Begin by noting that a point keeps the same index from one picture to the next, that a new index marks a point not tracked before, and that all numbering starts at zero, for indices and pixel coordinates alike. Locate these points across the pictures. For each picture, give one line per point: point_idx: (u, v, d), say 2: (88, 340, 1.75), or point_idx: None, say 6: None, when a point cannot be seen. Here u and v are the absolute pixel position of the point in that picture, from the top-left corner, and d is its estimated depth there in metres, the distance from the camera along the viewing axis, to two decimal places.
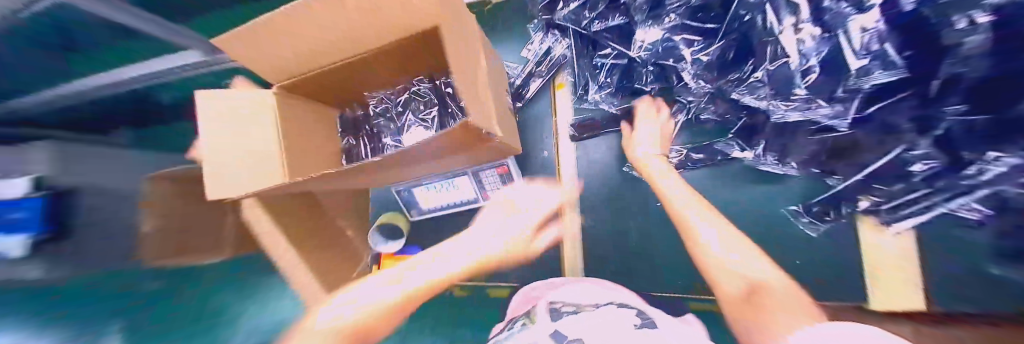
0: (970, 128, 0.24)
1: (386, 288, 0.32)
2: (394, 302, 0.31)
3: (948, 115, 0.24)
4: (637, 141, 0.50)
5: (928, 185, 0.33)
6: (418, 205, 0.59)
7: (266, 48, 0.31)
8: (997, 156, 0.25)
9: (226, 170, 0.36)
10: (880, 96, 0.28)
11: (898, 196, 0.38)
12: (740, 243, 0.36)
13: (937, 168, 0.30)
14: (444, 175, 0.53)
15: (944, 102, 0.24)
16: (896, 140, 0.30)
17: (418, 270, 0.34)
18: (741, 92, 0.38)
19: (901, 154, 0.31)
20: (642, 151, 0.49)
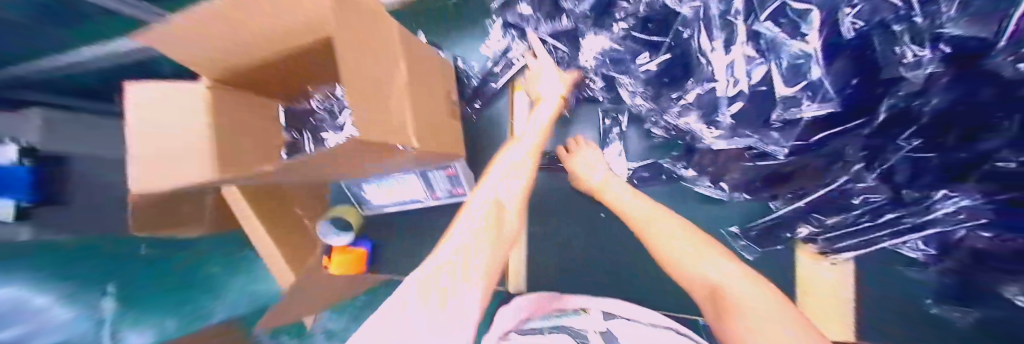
0: (920, 165, 0.22)
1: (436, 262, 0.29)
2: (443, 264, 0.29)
3: (903, 152, 0.22)
4: (585, 160, 0.53)
5: (871, 218, 0.33)
6: (370, 200, 0.60)
7: (175, 45, 0.31)
8: (946, 194, 0.23)
9: (164, 164, 0.38)
10: (830, 130, 0.25)
11: (841, 226, 0.36)
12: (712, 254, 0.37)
13: (880, 200, 0.30)
14: (393, 172, 0.54)
15: (898, 133, 0.21)
16: (838, 170, 0.29)
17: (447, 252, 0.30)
18: (676, 113, 0.38)
19: (850, 188, 0.31)
20: (595, 175, 0.51)
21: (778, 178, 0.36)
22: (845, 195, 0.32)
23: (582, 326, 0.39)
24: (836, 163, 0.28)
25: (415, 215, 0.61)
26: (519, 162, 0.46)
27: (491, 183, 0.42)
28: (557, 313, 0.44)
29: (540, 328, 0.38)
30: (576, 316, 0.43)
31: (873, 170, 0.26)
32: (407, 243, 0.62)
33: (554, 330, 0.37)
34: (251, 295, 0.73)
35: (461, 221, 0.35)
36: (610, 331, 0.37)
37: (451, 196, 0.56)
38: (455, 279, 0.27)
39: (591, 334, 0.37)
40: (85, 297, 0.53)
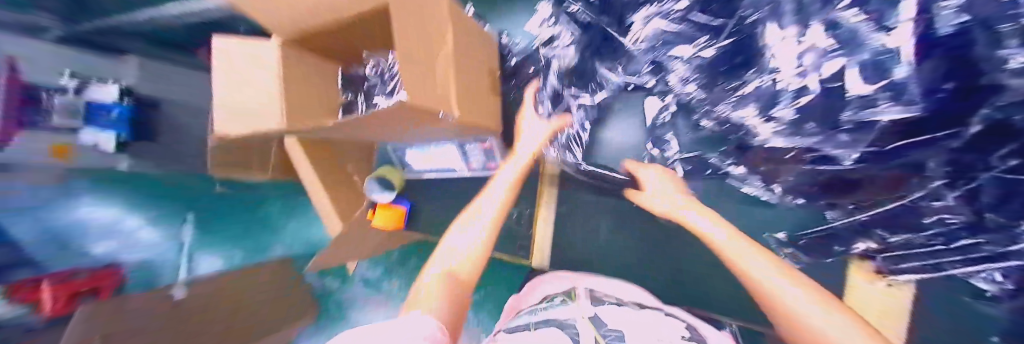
0: (1015, 189, 0.20)
1: (456, 240, 0.49)
2: (458, 259, 0.46)
3: (991, 172, 0.20)
4: (658, 190, 0.53)
5: (947, 241, 0.29)
6: (412, 165, 0.65)
7: (263, 8, 0.39)
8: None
9: (241, 105, 0.48)
10: (899, 144, 0.23)
11: (907, 239, 0.32)
12: (809, 296, 0.35)
13: (960, 223, 0.26)
14: (435, 139, 0.57)
15: (992, 150, 0.18)
16: (915, 185, 0.26)
17: (461, 233, 0.50)
18: (723, 105, 0.35)
19: (931, 203, 0.27)
20: (692, 214, 0.51)
21: (841, 188, 0.32)
22: (917, 211, 0.29)
23: (567, 316, 0.40)
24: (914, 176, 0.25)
25: (450, 182, 0.65)
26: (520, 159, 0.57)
27: (477, 229, 0.50)
28: (546, 306, 0.46)
29: (527, 323, 0.41)
30: (564, 306, 0.44)
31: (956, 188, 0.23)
32: (439, 207, 0.67)
33: (542, 325, 0.38)
34: (303, 240, 0.99)
35: (462, 232, 0.50)
36: (598, 316, 0.39)
37: (483, 169, 0.58)
38: (428, 293, 0.39)
39: (579, 322, 0.38)
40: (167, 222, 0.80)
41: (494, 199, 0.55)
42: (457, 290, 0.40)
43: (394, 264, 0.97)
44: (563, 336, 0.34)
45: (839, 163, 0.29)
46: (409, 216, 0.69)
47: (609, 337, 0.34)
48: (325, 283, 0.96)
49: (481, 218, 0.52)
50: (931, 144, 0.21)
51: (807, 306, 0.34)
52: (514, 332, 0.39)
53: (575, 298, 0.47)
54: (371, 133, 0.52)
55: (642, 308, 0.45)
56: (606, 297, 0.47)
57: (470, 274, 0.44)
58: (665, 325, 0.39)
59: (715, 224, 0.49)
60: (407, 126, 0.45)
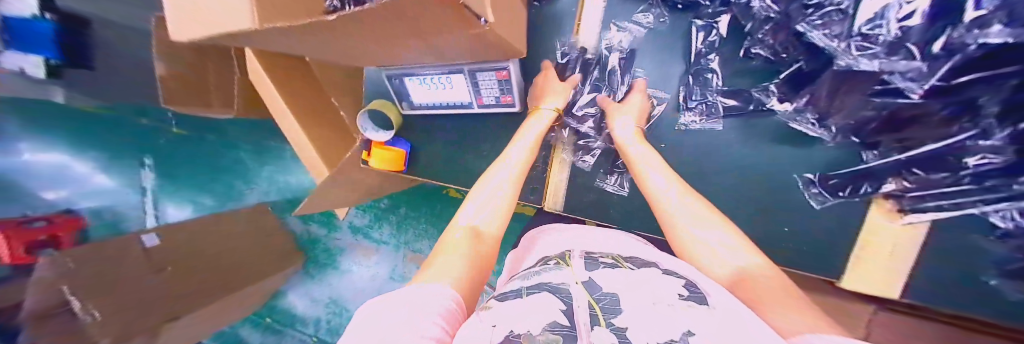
0: None
1: (473, 207, 0.38)
2: (477, 224, 0.36)
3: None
4: (623, 110, 0.46)
5: (977, 185, 0.30)
6: (410, 96, 0.56)
7: None
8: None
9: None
10: (981, 76, 0.22)
11: (930, 187, 0.33)
12: (686, 196, 0.37)
13: (996, 163, 0.27)
14: (441, 66, 0.49)
15: None
16: (966, 122, 0.26)
17: (475, 198, 0.39)
18: (808, 24, 0.31)
19: (979, 142, 0.26)
20: (623, 133, 0.44)
21: (896, 124, 0.31)
22: (950, 152, 0.29)
23: (558, 280, 0.27)
24: (968, 115, 0.26)
25: (454, 120, 0.58)
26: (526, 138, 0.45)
27: (495, 186, 0.40)
28: (535, 271, 0.32)
29: (518, 290, 0.27)
30: (556, 270, 0.30)
31: (1007, 127, 0.24)
32: (442, 148, 0.61)
33: (533, 290, 0.25)
34: (277, 186, 0.99)
35: (481, 190, 0.40)
36: (594, 280, 0.26)
37: (498, 105, 0.52)
38: (452, 244, 0.32)
39: (573, 288, 0.25)
40: (120, 167, 0.83)
41: (510, 164, 0.43)
42: (477, 262, 0.30)
43: (384, 211, 1.01)
44: (555, 301, 0.22)
45: (905, 98, 0.28)
46: (409, 159, 0.62)
47: (606, 303, 0.22)
48: (308, 228, 1.04)
49: (496, 180, 0.41)
50: (997, 80, 0.22)
51: (678, 202, 0.36)
52: (504, 301, 0.24)
53: (570, 261, 0.32)
54: (388, 56, 0.43)
55: (637, 267, 0.30)
56: (603, 256, 0.33)
57: (494, 236, 0.36)
58: (661, 280, 0.26)
59: (636, 141, 0.44)
60: (429, 39, 0.35)
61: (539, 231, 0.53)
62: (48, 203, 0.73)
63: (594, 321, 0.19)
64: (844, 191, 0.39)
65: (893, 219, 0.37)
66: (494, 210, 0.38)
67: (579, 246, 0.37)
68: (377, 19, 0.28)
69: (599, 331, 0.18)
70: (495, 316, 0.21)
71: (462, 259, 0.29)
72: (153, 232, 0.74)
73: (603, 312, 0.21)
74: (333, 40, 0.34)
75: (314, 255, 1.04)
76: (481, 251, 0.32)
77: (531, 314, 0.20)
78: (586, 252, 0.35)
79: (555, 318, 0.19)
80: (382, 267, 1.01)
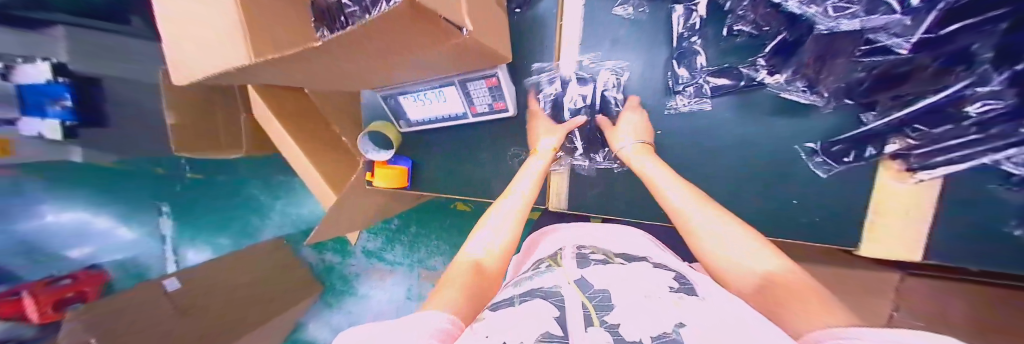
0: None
1: (484, 234, 0.41)
2: (487, 250, 0.38)
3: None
4: (620, 132, 0.48)
5: (982, 134, 0.28)
6: (406, 114, 0.58)
7: None
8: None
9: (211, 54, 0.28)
10: (962, 26, 0.22)
11: (934, 142, 0.32)
12: (707, 210, 0.37)
13: (1000, 109, 0.25)
14: (432, 81, 0.50)
15: None
16: (962, 71, 0.25)
17: (486, 225, 0.42)
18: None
19: (971, 93, 0.25)
20: (626, 149, 0.47)
21: (889, 81, 0.30)
22: (953, 102, 0.27)
23: (550, 284, 0.30)
24: (963, 64, 0.25)
25: (452, 132, 0.59)
26: (535, 168, 0.49)
27: (510, 206, 0.44)
28: (529, 276, 0.35)
29: (511, 298, 0.29)
30: (549, 273, 0.33)
31: (1002, 72, 0.23)
32: (442, 161, 0.62)
33: (526, 298, 0.28)
34: (291, 218, 1.01)
35: (493, 216, 0.43)
36: (585, 278, 0.30)
37: (492, 111, 0.54)
38: (455, 277, 0.33)
39: (565, 290, 0.29)
40: (138, 219, 0.82)
41: (522, 195, 0.46)
42: (479, 287, 0.32)
43: (395, 233, 1.02)
44: (549, 307, 0.25)
45: (891, 54, 0.28)
46: (412, 175, 0.64)
47: (598, 301, 0.26)
48: (322, 258, 1.04)
49: (506, 210, 0.44)
50: (984, 25, 0.21)
51: (696, 213, 0.36)
52: (495, 311, 0.27)
53: (560, 262, 0.36)
54: (385, 77, 0.45)
55: (627, 262, 0.34)
56: (593, 254, 0.37)
57: (497, 268, 0.37)
58: (649, 273, 0.31)
59: (672, 184, 0.41)
60: (411, 55, 0.37)
61: (547, 228, 0.55)
62: (72, 260, 0.73)
63: (589, 322, 0.23)
64: (849, 156, 0.40)
65: (904, 179, 0.38)
66: (505, 239, 0.40)
67: (571, 244, 0.41)
68: (361, 35, 0.29)
69: (593, 332, 0.21)
70: (488, 327, 0.23)
71: (465, 283, 0.32)
72: (173, 276, 0.77)
73: (596, 311, 0.24)
74: (328, 67, 0.36)
75: (331, 284, 1.03)
76: (484, 278, 0.34)
77: (528, 320, 0.23)
78: (576, 250, 0.39)
79: (549, 329, 0.22)
80: (396, 287, 1.01)
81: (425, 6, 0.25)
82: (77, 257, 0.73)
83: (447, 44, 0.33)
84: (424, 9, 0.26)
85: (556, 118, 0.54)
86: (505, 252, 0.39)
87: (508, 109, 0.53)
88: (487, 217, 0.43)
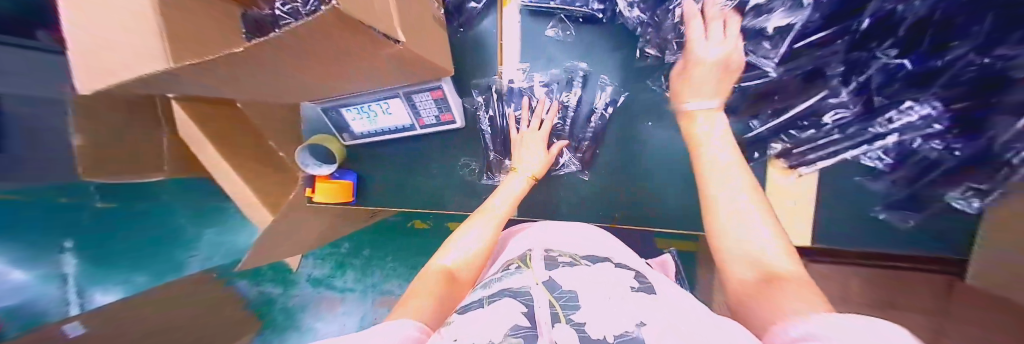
0: (892, 74, 0.29)
1: (460, 242, 0.40)
2: (458, 257, 0.38)
3: (879, 61, 0.29)
4: (689, 86, 0.41)
5: (845, 134, 0.37)
6: (350, 127, 0.57)
7: None
8: (910, 105, 0.30)
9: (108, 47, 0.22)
10: (817, 40, 0.32)
11: (812, 141, 0.40)
12: (754, 196, 0.33)
13: (849, 115, 0.35)
14: (372, 95, 0.50)
15: (877, 46, 0.28)
16: (822, 84, 0.34)
17: (462, 233, 0.42)
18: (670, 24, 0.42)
19: (823, 102, 0.35)
20: (697, 102, 0.41)
21: (762, 96, 0.40)
22: (817, 112, 0.37)
23: (520, 284, 0.29)
24: (818, 77, 0.34)
25: (401, 143, 0.59)
26: (515, 187, 0.49)
27: (489, 216, 0.44)
28: (498, 277, 0.34)
29: (479, 300, 0.28)
30: (519, 274, 0.33)
31: (849, 82, 0.32)
32: (386, 173, 0.60)
33: (495, 298, 0.27)
34: (226, 247, 0.83)
35: (472, 225, 0.43)
36: (552, 279, 0.30)
37: (439, 123, 0.55)
38: (426, 285, 0.33)
39: (533, 289, 0.28)
40: (38, 258, 0.58)
41: (499, 206, 0.46)
42: (446, 294, 0.32)
43: (346, 256, 0.94)
44: (517, 305, 0.25)
45: (765, 78, 0.38)
46: (357, 190, 0.61)
47: (565, 300, 0.26)
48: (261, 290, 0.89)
49: (484, 218, 0.44)
50: (834, 42, 0.30)
51: (727, 211, 0.33)
52: (465, 313, 0.26)
53: (530, 263, 0.35)
54: (335, 87, 0.46)
55: (592, 264, 0.35)
56: (561, 256, 0.37)
57: (470, 276, 0.37)
58: (614, 272, 0.32)
59: (725, 136, 0.39)
60: (368, 64, 0.38)
61: (518, 226, 0.54)
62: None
63: (555, 318, 0.23)
64: (743, 158, 0.46)
65: (789, 174, 0.45)
66: (477, 246, 0.40)
67: (539, 246, 0.41)
68: (309, 42, 0.29)
69: (559, 328, 0.22)
70: (457, 330, 0.23)
71: (432, 292, 0.32)
72: (76, 320, 0.55)
73: (562, 309, 0.24)
74: (292, 71, 0.36)
75: (271, 319, 0.87)
76: (453, 286, 0.34)
77: (496, 320, 0.23)
78: (545, 252, 0.38)
79: (516, 321, 0.23)
80: (350, 317, 0.91)
81: (369, 25, 0.27)
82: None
83: (389, 50, 0.34)
84: (363, 23, 0.27)
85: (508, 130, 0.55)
86: (480, 260, 0.40)
87: (455, 121, 0.55)
88: (463, 227, 0.43)
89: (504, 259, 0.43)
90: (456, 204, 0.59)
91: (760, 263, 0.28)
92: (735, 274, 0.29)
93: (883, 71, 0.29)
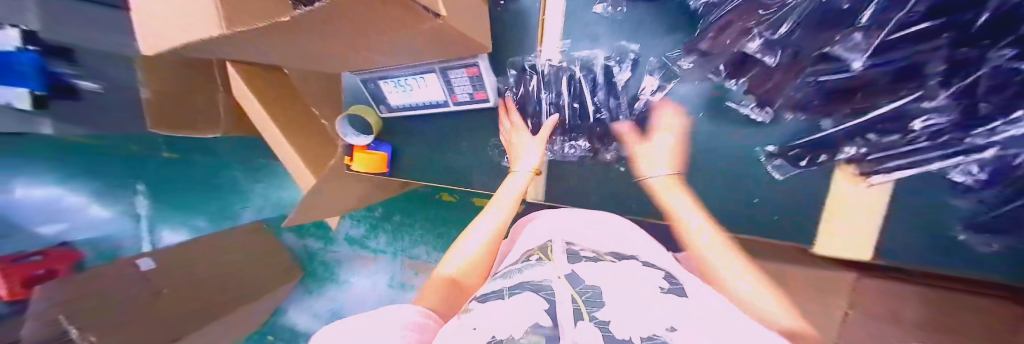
0: (1005, 80, 0.23)
1: (460, 247, 0.40)
2: (460, 263, 0.38)
3: (996, 62, 0.22)
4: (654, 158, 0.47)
5: (934, 143, 0.31)
6: (387, 99, 0.58)
7: None
8: (1021, 118, 0.24)
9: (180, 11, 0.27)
10: (910, 34, 0.25)
11: (890, 150, 0.35)
12: (744, 267, 0.34)
13: (945, 124, 0.29)
14: (413, 68, 0.50)
15: (991, 45, 0.21)
16: (912, 87, 0.28)
17: (463, 239, 0.42)
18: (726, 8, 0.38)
19: (915, 106, 0.29)
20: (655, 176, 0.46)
21: (841, 96, 0.34)
22: (900, 117, 0.31)
23: (541, 277, 0.30)
24: (913, 80, 0.28)
25: (433, 119, 0.59)
26: (514, 188, 0.48)
27: (487, 219, 0.43)
28: (519, 268, 0.35)
29: (500, 290, 0.30)
30: (540, 266, 0.33)
31: (951, 86, 0.26)
32: (420, 146, 0.62)
33: (517, 290, 0.28)
34: (273, 202, 0.93)
35: (472, 229, 0.43)
36: (575, 273, 0.30)
37: (473, 101, 0.54)
38: (431, 294, 0.34)
39: (555, 283, 0.28)
40: (113, 194, 0.71)
41: (496, 207, 0.45)
42: (448, 300, 0.34)
43: (378, 220, 1.00)
44: (538, 300, 0.26)
45: (844, 72, 0.31)
46: (391, 161, 0.64)
47: (588, 296, 0.26)
48: (304, 243, 0.97)
49: (483, 223, 0.43)
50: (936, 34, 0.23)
51: (731, 272, 0.33)
52: (484, 303, 0.28)
53: (551, 255, 0.36)
54: (376, 59, 0.46)
55: (618, 260, 0.35)
56: (584, 250, 0.37)
57: (476, 279, 0.38)
58: (640, 272, 0.32)
59: (690, 207, 0.43)
60: (405, 38, 0.37)
61: (527, 216, 0.56)
62: (38, 237, 0.60)
63: (578, 315, 0.23)
64: (804, 160, 0.43)
65: (858, 183, 0.41)
66: (476, 251, 0.40)
67: (560, 238, 0.41)
68: (345, 16, 0.29)
69: (582, 326, 0.22)
70: (475, 319, 0.25)
71: (433, 302, 0.33)
72: (148, 256, 0.69)
73: (585, 306, 0.24)
74: (326, 44, 0.37)
75: (313, 270, 0.95)
76: (456, 293, 0.35)
77: (517, 314, 0.24)
78: (566, 245, 0.38)
79: (539, 318, 0.23)
80: (379, 276, 0.95)
81: None
82: (47, 234, 0.61)
83: (421, 22, 0.32)
84: None
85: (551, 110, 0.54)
86: (481, 267, 0.40)
87: (487, 99, 0.53)
88: (466, 230, 0.43)
89: (521, 250, 0.44)
90: (482, 185, 0.60)
91: (759, 311, 0.28)
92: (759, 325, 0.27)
93: (990, 74, 0.23)
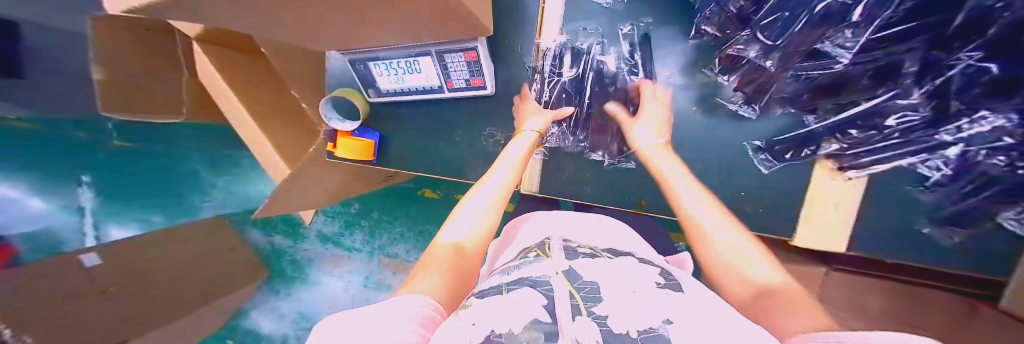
0: (973, 79, 0.24)
1: (463, 218, 0.37)
2: (466, 236, 0.35)
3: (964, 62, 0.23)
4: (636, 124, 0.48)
5: (904, 135, 0.34)
6: (377, 83, 0.55)
7: None
8: (984, 114, 0.26)
9: None
10: (887, 35, 0.25)
11: (868, 145, 0.38)
12: (722, 220, 0.37)
13: (917, 120, 0.31)
14: (407, 51, 0.48)
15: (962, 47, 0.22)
16: (891, 85, 0.29)
17: (462, 212, 0.38)
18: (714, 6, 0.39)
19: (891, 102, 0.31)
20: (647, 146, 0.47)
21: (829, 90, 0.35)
22: (879, 114, 0.33)
23: (538, 273, 0.28)
24: (888, 81, 0.29)
25: (425, 106, 0.57)
26: (512, 154, 0.47)
27: (492, 188, 0.41)
28: (517, 265, 0.33)
29: (498, 286, 0.27)
30: (537, 263, 0.31)
31: (924, 85, 0.27)
32: (410, 135, 0.59)
33: (513, 286, 0.26)
34: (239, 197, 0.84)
35: (472, 200, 0.39)
36: (574, 270, 0.29)
37: (469, 88, 0.53)
38: (434, 262, 0.30)
39: (553, 279, 0.26)
40: (63, 188, 0.62)
41: (497, 177, 0.43)
42: (458, 273, 0.30)
43: (356, 217, 0.94)
44: (537, 296, 0.23)
45: (828, 69, 0.32)
46: (379, 149, 0.61)
47: (586, 291, 0.24)
48: (271, 240, 0.91)
49: (483, 194, 0.40)
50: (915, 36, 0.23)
51: (714, 229, 0.36)
52: (483, 298, 0.25)
53: (549, 253, 0.34)
54: (369, 37, 0.43)
55: (614, 256, 0.34)
56: (581, 247, 0.36)
57: (477, 252, 0.34)
58: (636, 267, 0.31)
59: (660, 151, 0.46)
60: (405, 15, 0.35)
61: (525, 215, 0.54)
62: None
63: (577, 311, 0.21)
64: (788, 154, 0.46)
65: (835, 177, 0.45)
66: (482, 227, 0.37)
67: (558, 235, 0.40)
68: None
69: (581, 321, 0.20)
70: (473, 314, 0.22)
71: (438, 271, 0.29)
72: (95, 251, 0.59)
73: (584, 301, 0.23)
74: (321, 12, 0.35)
75: (281, 269, 0.90)
76: (467, 267, 0.31)
77: (512, 310, 0.21)
78: (563, 242, 0.37)
79: (538, 313, 0.21)
80: (355, 276, 0.91)
81: None
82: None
83: None
84: None
85: (549, 106, 0.53)
86: (485, 241, 0.36)
87: (485, 87, 0.53)
88: (467, 200, 0.40)
89: (518, 247, 0.42)
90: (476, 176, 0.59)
91: (740, 270, 0.31)
92: (734, 291, 0.30)
93: (961, 74, 0.24)
